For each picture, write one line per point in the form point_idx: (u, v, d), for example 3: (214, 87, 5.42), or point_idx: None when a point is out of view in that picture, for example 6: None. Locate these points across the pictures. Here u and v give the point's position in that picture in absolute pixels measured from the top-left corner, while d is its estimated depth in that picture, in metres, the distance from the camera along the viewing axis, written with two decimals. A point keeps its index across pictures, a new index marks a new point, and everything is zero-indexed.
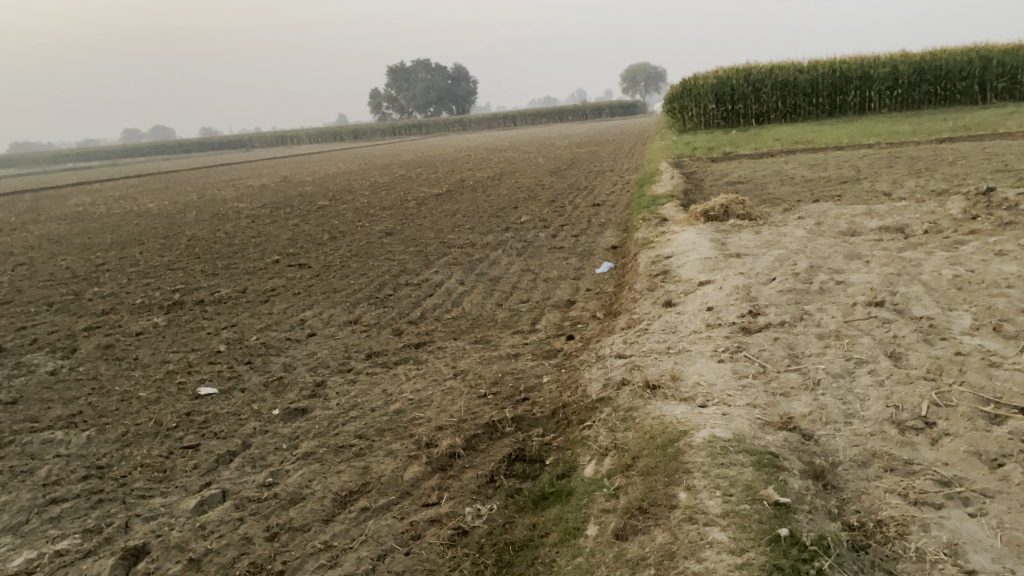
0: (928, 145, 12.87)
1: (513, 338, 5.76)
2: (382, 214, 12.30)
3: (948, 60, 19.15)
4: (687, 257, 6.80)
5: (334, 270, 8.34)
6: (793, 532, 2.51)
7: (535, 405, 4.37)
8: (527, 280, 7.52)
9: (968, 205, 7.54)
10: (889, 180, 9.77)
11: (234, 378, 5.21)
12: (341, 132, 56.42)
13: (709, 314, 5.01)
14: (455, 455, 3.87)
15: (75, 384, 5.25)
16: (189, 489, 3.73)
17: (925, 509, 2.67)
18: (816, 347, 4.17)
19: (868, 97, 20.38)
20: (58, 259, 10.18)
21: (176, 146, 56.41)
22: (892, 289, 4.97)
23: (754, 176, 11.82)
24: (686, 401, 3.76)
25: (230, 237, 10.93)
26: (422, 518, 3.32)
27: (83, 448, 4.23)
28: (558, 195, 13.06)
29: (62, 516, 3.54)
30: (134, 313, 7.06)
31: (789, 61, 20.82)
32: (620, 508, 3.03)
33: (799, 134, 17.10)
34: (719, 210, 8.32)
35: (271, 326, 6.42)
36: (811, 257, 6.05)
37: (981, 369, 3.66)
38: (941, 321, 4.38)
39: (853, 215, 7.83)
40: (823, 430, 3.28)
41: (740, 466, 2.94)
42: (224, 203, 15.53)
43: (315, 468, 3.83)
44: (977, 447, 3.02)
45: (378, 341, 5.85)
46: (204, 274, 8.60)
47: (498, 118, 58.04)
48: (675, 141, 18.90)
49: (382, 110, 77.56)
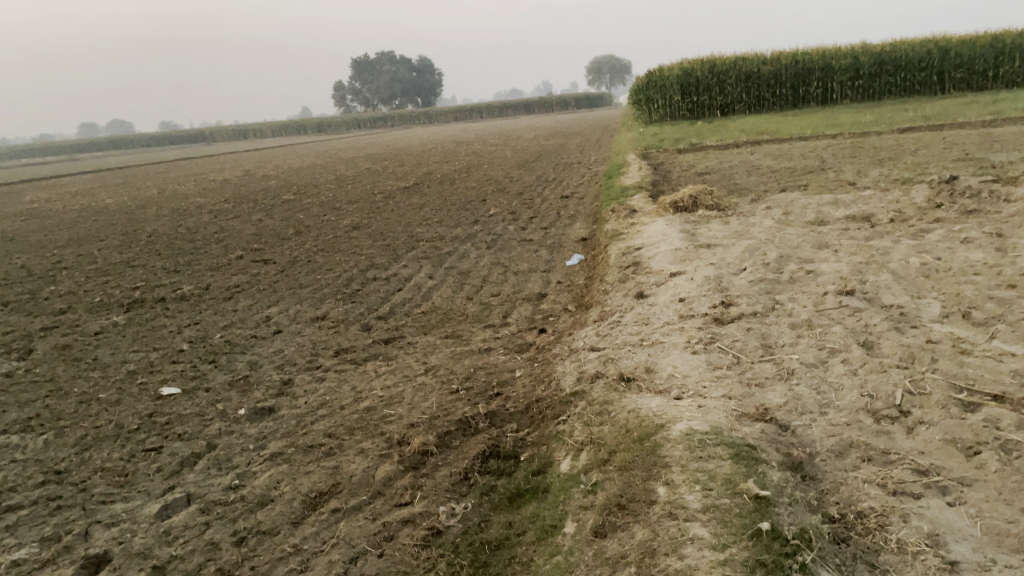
0: (890, 135, 13.01)
1: (484, 332, 5.68)
2: (349, 208, 12.12)
3: (907, 51, 19.42)
4: (657, 248, 6.77)
5: (300, 265, 8.20)
6: (774, 526, 2.47)
7: (508, 400, 4.30)
8: (496, 273, 7.44)
9: (932, 193, 7.62)
10: (853, 170, 9.86)
11: (198, 378, 5.07)
12: (305, 125, 55.74)
13: (681, 306, 4.98)
14: (428, 453, 3.79)
15: (31, 387, 5.05)
16: (152, 494, 3.60)
17: (905, 499, 2.66)
18: (790, 337, 4.16)
19: (829, 88, 20.59)
20: (13, 257, 9.86)
21: (134, 139, 55.34)
22: (862, 278, 4.98)
23: (721, 166, 11.86)
24: (661, 394, 3.72)
25: (192, 233, 10.68)
26: (395, 518, 3.24)
27: (40, 453, 4.08)
28: (527, 187, 13.02)
29: (19, 524, 3.39)
30: (93, 312, 6.85)
31: (753, 53, 20.97)
32: (597, 505, 2.98)
33: (763, 125, 17.22)
34: (688, 201, 8.31)
35: (235, 323, 6.26)
36: (780, 246, 6.06)
37: (952, 356, 3.67)
38: (910, 310, 4.40)
39: (819, 205, 7.87)
40: (799, 420, 3.26)
41: (718, 460, 2.90)
42: (186, 198, 15.24)
43: (284, 470, 3.72)
44: (952, 434, 3.02)
45: (347, 337, 5.73)
46: (165, 271, 8.38)
47: (464, 111, 57.69)
48: (642, 133, 18.93)
49: (347, 104, 76.73)
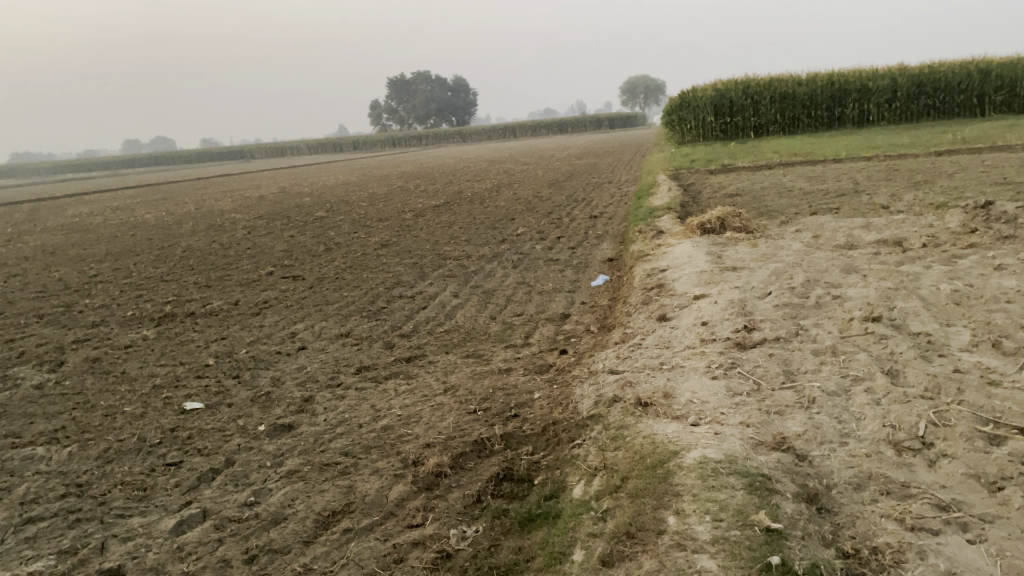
0: (926, 158, 12.81)
1: (505, 352, 5.67)
2: (378, 225, 12.22)
3: (946, 73, 19.16)
4: (682, 270, 6.71)
5: (328, 282, 8.27)
6: (784, 561, 2.43)
7: (525, 422, 4.28)
8: (521, 293, 7.44)
9: (966, 218, 7.47)
10: (887, 193, 9.70)
11: (222, 393, 5.12)
12: (341, 142, 56.48)
13: (704, 329, 4.92)
14: (442, 474, 3.78)
15: (60, 399, 5.14)
16: (169, 509, 3.63)
17: (923, 534, 2.58)
18: (812, 364, 4.09)
19: (866, 110, 20.36)
20: (52, 270, 10.10)
21: (175, 156, 56.55)
22: (890, 304, 4.88)
23: (752, 188, 11.75)
24: (677, 420, 3.68)
25: (224, 249, 10.85)
26: (405, 540, 3.23)
27: (64, 465, 4.14)
28: (557, 207, 13.02)
29: (38, 536, 3.44)
30: (125, 326, 6.97)
31: (788, 74, 20.83)
32: (606, 533, 2.94)
33: (797, 147, 17.02)
34: (716, 223, 8.26)
35: (261, 338, 6.33)
36: (808, 270, 5.97)
37: (979, 388, 3.56)
38: (938, 338, 4.30)
39: (850, 228, 7.76)
40: (818, 450, 3.19)
41: (731, 489, 2.85)
42: (221, 213, 15.49)
43: (299, 488, 3.74)
44: (975, 469, 2.94)
45: (370, 355, 5.76)
46: (196, 285, 8.52)
47: (498, 130, 58.05)
48: (674, 153, 18.87)
49: (382, 122, 77.66)
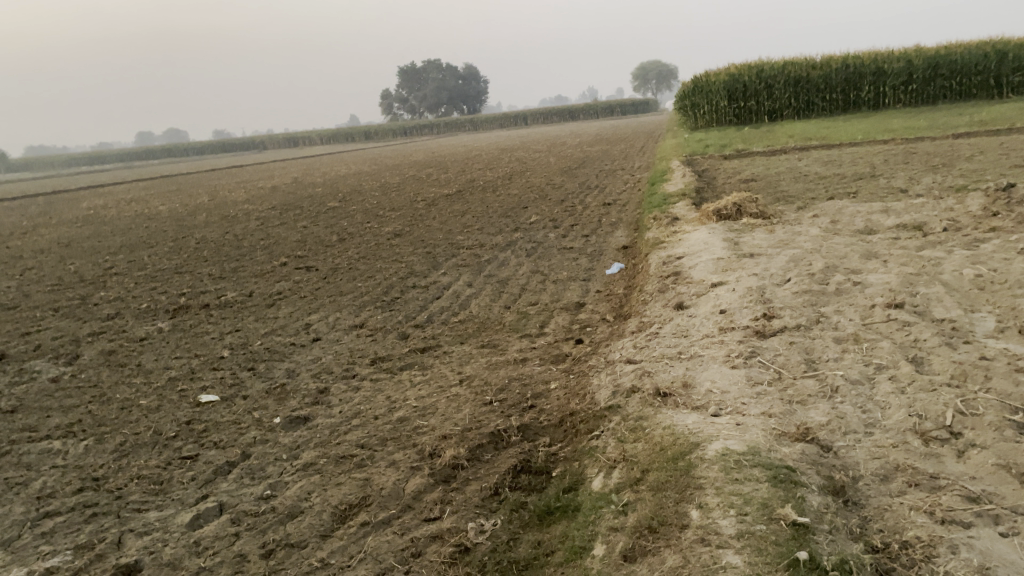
0: (944, 141, 12.61)
1: (521, 342, 5.62)
2: (390, 215, 12.19)
3: (963, 54, 18.82)
4: (699, 257, 6.63)
5: (341, 273, 8.24)
6: (811, 556, 2.38)
7: (541, 413, 4.23)
8: (535, 282, 7.37)
9: (988, 201, 7.32)
10: (906, 177, 9.56)
11: (237, 385, 5.09)
12: (353, 132, 56.50)
13: (722, 317, 4.85)
14: (458, 466, 3.74)
15: (76, 392, 5.14)
16: (185, 502, 3.61)
17: (953, 528, 2.51)
18: (834, 352, 4.01)
19: (881, 93, 20.09)
20: (67, 263, 10.12)
21: (189, 148, 56.76)
22: (912, 290, 4.78)
23: (768, 173, 11.62)
24: (697, 410, 3.62)
25: (238, 240, 10.85)
26: (423, 534, 3.19)
27: (80, 459, 4.13)
28: (570, 194, 12.94)
29: (55, 530, 3.43)
30: (140, 318, 6.97)
31: (802, 57, 20.59)
32: (628, 526, 2.89)
33: (811, 131, 16.80)
34: (731, 209, 8.15)
35: (275, 330, 6.30)
36: (827, 256, 5.87)
37: (1007, 374, 3.47)
38: (963, 324, 4.20)
39: (869, 213, 7.64)
40: (842, 441, 3.13)
41: (755, 482, 2.80)
42: (234, 204, 15.51)
43: (315, 480, 3.71)
44: (1005, 459, 2.86)
45: (384, 346, 5.72)
46: (210, 277, 8.51)
47: (509, 118, 57.83)
48: (687, 139, 18.69)
49: (393, 111, 77.59)
